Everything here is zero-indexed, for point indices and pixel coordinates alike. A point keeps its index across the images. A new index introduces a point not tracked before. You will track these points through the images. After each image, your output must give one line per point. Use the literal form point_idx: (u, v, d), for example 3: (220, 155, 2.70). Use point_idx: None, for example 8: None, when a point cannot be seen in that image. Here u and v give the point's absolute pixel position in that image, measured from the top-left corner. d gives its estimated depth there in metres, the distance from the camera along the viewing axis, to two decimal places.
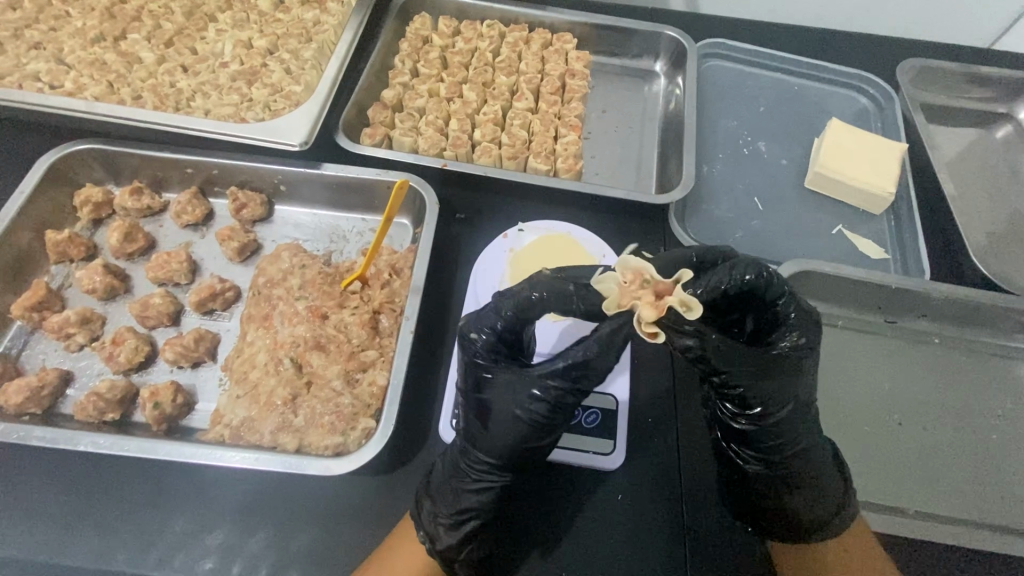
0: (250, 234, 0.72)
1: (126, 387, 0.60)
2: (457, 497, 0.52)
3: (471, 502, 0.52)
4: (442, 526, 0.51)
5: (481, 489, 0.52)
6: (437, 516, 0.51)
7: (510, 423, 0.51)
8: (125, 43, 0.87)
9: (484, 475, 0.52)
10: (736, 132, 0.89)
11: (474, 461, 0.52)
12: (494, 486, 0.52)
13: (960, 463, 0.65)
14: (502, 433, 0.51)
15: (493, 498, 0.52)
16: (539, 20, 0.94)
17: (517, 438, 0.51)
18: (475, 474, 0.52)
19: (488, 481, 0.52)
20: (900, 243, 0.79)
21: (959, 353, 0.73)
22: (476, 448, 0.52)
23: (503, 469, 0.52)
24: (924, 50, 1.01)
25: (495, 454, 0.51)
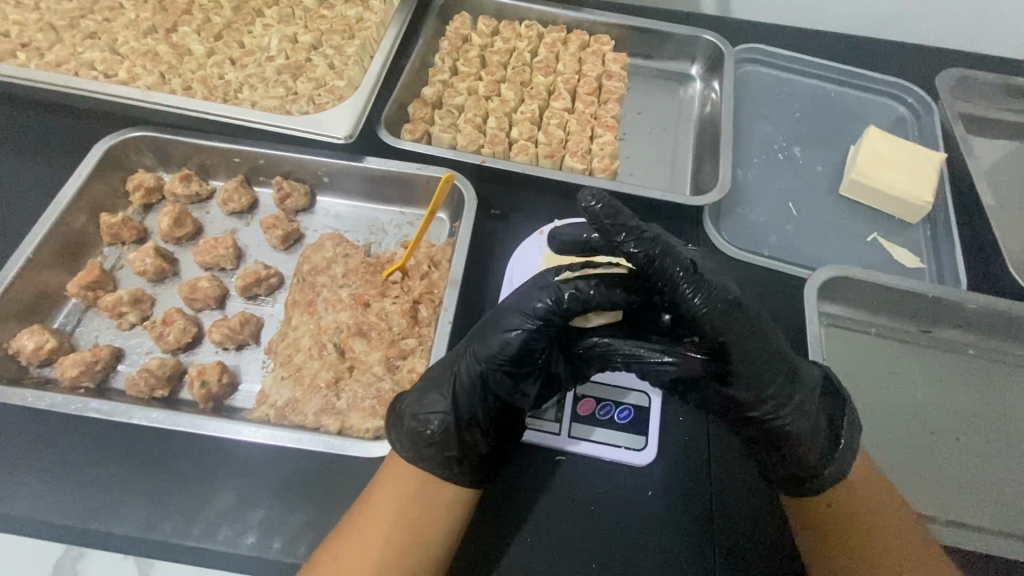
0: (293, 223, 0.74)
1: (175, 365, 0.62)
2: (434, 395, 0.53)
3: (444, 400, 0.53)
4: (413, 421, 0.53)
5: (461, 391, 0.53)
6: (407, 409, 0.53)
7: (505, 324, 0.52)
8: (176, 35, 0.90)
9: (468, 378, 0.53)
10: (772, 137, 0.89)
11: (461, 366, 0.53)
12: (477, 390, 0.53)
13: (990, 472, 0.65)
14: (493, 337, 0.52)
15: (471, 403, 0.53)
16: (577, 22, 0.95)
17: (509, 340, 0.52)
18: (458, 376, 0.53)
19: (470, 383, 0.53)
20: (936, 253, 0.79)
21: (994, 365, 0.72)
22: (467, 350, 0.54)
23: (491, 376, 0.53)
24: (963, 62, 1.00)
25: (484, 354, 0.52)
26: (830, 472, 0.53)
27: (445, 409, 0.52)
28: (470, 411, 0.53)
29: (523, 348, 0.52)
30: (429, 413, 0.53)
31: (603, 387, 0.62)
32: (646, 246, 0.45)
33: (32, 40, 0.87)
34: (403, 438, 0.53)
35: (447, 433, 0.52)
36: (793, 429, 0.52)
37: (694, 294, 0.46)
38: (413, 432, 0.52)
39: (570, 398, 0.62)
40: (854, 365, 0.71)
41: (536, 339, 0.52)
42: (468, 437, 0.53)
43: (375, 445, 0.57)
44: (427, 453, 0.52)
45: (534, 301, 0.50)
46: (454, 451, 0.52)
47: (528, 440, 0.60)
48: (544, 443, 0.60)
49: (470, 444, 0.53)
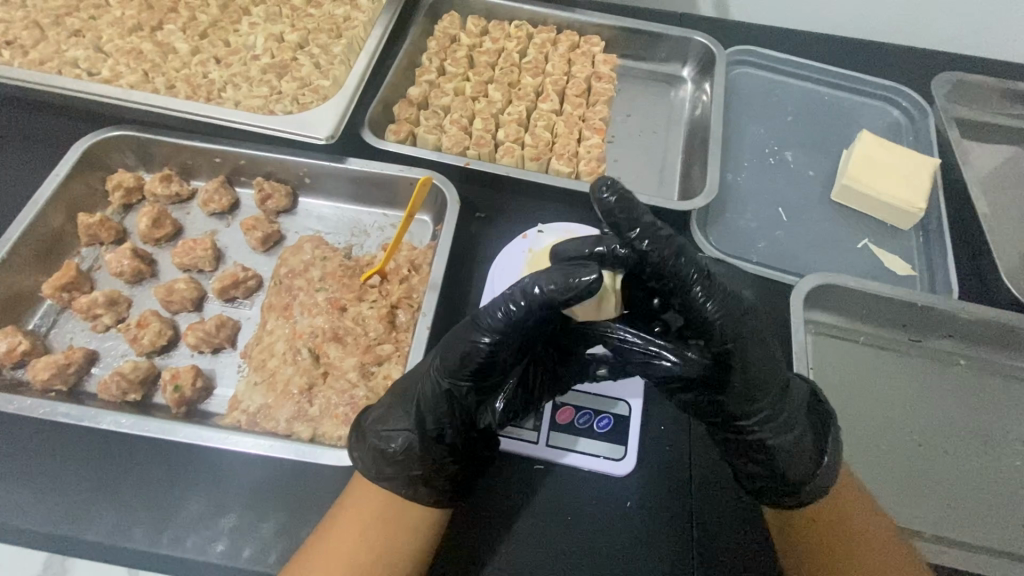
0: (273, 225, 0.73)
1: (148, 369, 0.62)
2: (400, 410, 0.53)
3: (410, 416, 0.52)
4: (374, 437, 0.52)
5: (427, 407, 0.51)
6: (370, 427, 0.53)
7: (467, 335, 0.47)
8: (161, 34, 0.89)
9: (432, 393, 0.50)
10: (763, 141, 0.88)
11: (426, 381, 0.51)
12: (441, 408, 0.50)
13: (979, 485, 0.64)
14: (460, 352, 0.48)
15: (435, 421, 0.51)
16: (567, 22, 0.94)
17: (473, 353, 0.47)
18: (423, 392, 0.51)
19: (433, 401, 0.50)
20: (928, 261, 0.77)
21: (984, 375, 0.71)
22: (432, 364, 0.51)
23: (453, 392, 0.50)
24: (960, 64, 0.99)
25: (447, 369, 0.49)
26: (810, 489, 0.52)
27: (408, 426, 0.52)
28: (434, 429, 0.51)
29: (488, 358, 0.47)
30: (393, 431, 0.52)
31: (583, 394, 0.61)
32: (660, 245, 0.45)
33: (16, 38, 0.86)
34: (365, 455, 0.53)
35: (408, 451, 0.51)
36: (784, 440, 0.51)
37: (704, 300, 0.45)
38: (376, 449, 0.52)
39: (549, 406, 0.61)
40: (841, 374, 0.69)
41: (503, 346, 0.47)
42: (432, 456, 0.51)
43: (347, 453, 0.55)
44: (389, 471, 0.52)
45: (495, 309, 0.46)
46: (416, 469, 0.52)
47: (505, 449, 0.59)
48: (521, 452, 0.59)
49: (434, 463, 0.52)
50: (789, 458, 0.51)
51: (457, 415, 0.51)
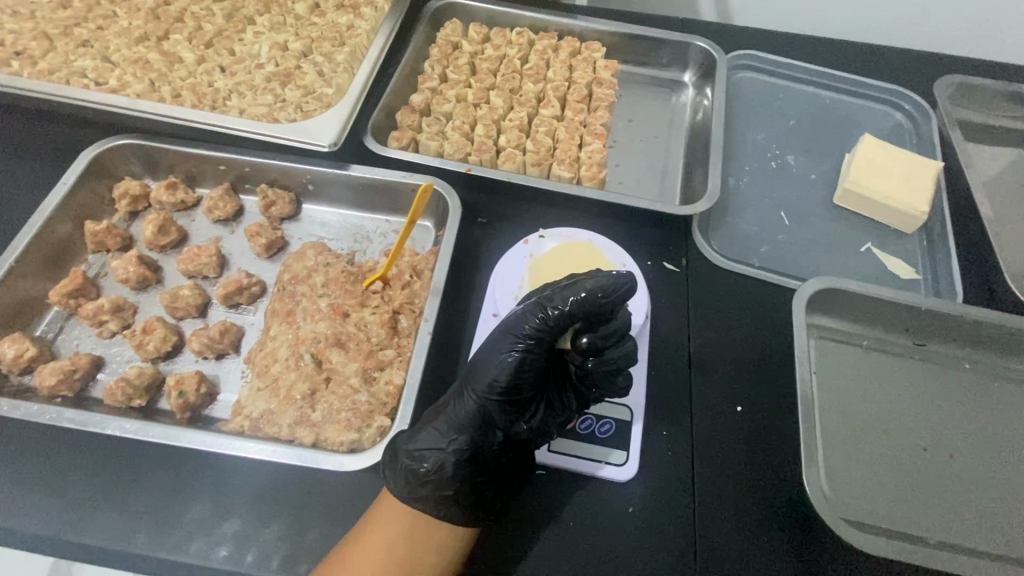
0: (277, 231, 0.74)
1: (153, 375, 0.62)
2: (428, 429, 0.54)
3: (439, 435, 0.53)
4: (405, 458, 0.53)
5: (460, 426, 0.53)
6: (404, 446, 0.53)
7: (499, 351, 0.54)
8: (167, 43, 0.90)
9: (465, 412, 0.53)
10: (764, 145, 0.88)
11: (462, 402, 0.54)
12: (475, 428, 0.53)
13: (991, 492, 0.63)
14: (492, 369, 0.53)
15: (472, 440, 0.53)
16: (569, 29, 0.94)
17: (506, 367, 0.53)
18: (457, 414, 0.54)
19: (468, 420, 0.53)
20: (932, 264, 0.77)
21: (991, 379, 0.70)
22: (466, 386, 0.54)
23: (488, 411, 0.53)
24: (964, 66, 0.98)
25: (483, 388, 0.53)
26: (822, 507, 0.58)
27: (440, 447, 0.52)
28: (467, 448, 0.53)
29: (519, 370, 0.53)
30: (425, 451, 0.52)
31: None
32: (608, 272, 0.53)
33: (25, 48, 0.88)
34: (398, 476, 0.53)
35: (441, 470, 0.51)
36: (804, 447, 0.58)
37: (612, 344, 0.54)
38: (408, 470, 0.52)
39: None
40: (844, 380, 0.69)
41: (532, 357, 0.53)
42: (464, 476, 0.52)
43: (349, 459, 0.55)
44: (422, 492, 0.52)
45: (524, 322, 0.53)
46: (449, 490, 0.52)
47: None
48: None
49: (467, 483, 0.52)
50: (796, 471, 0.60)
51: (488, 434, 0.53)
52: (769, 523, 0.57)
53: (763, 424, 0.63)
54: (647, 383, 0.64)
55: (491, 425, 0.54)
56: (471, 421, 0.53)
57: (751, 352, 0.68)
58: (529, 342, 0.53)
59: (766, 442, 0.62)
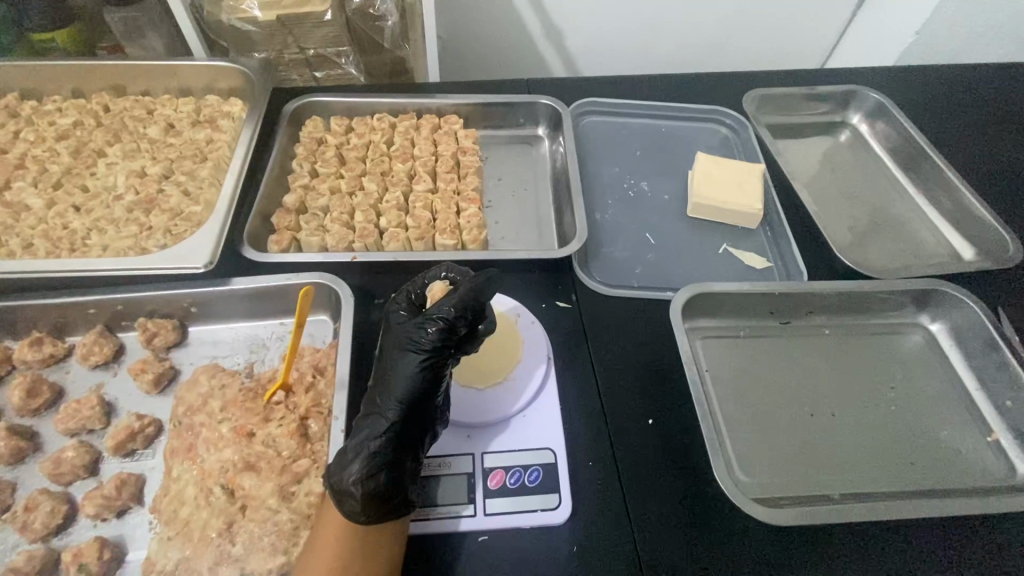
0: (165, 362, 0.71)
1: (45, 555, 0.57)
2: (359, 461, 0.52)
3: (372, 461, 0.52)
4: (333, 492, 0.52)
5: (390, 448, 0.54)
6: (342, 479, 0.52)
7: (407, 366, 0.56)
8: (10, 193, 0.86)
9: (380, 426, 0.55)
10: (620, 177, 0.98)
11: (384, 413, 0.55)
12: (403, 427, 0.55)
13: (872, 436, 0.73)
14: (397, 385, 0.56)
15: (403, 437, 0.55)
16: (426, 107, 1.01)
17: (409, 380, 0.56)
18: (381, 431, 0.54)
19: (396, 424, 0.54)
20: (779, 252, 0.89)
21: (847, 338, 0.82)
22: (376, 411, 0.56)
23: (412, 414, 0.55)
24: (766, 77, 1.15)
25: (402, 397, 0.55)
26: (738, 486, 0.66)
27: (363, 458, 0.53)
28: (402, 455, 0.54)
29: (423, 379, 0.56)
30: (367, 475, 0.52)
31: (508, 455, 0.64)
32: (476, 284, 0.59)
33: None
34: (351, 509, 0.52)
35: (387, 485, 0.52)
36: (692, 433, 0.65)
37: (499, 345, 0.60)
38: (357, 498, 0.51)
39: (479, 474, 0.63)
40: (734, 371, 0.77)
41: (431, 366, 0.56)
42: (407, 478, 0.54)
43: None
44: (384, 510, 0.52)
45: (416, 337, 0.57)
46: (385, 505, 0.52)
47: (445, 532, 0.59)
48: (461, 529, 0.60)
49: (407, 479, 0.54)
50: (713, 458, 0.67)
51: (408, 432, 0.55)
52: (699, 521, 0.62)
53: (674, 430, 0.68)
54: (564, 421, 0.68)
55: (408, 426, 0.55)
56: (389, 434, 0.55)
57: (649, 366, 0.74)
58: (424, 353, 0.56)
59: (680, 446, 0.67)
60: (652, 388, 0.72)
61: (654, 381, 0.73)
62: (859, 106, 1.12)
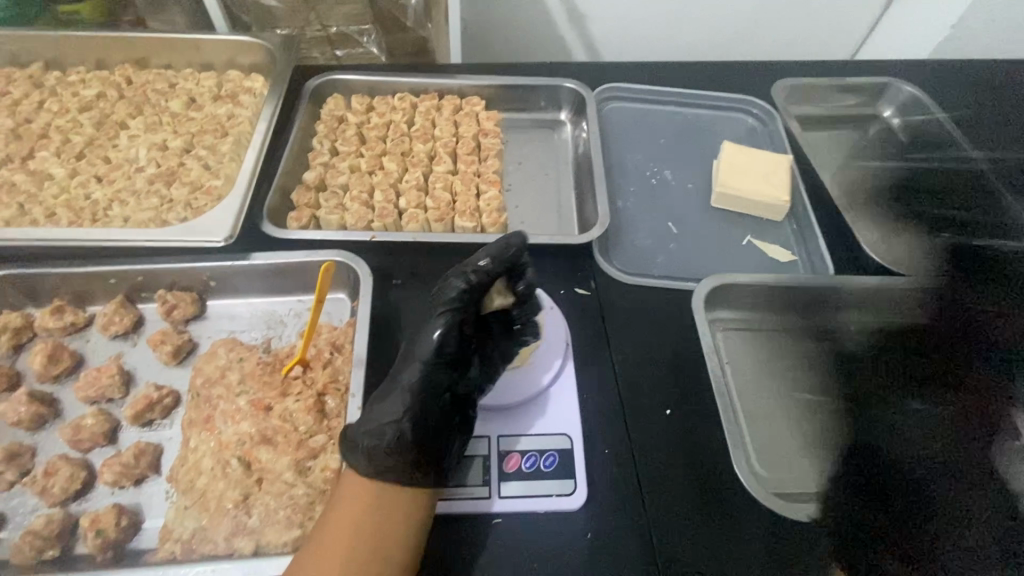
0: (183, 335, 0.71)
1: (64, 519, 0.57)
2: (386, 421, 0.54)
3: (399, 422, 0.53)
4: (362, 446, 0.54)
5: (418, 406, 0.54)
6: (358, 429, 0.54)
7: (437, 319, 0.56)
8: (33, 162, 0.86)
9: (410, 386, 0.54)
10: (643, 164, 0.96)
11: (409, 370, 0.55)
12: (427, 387, 0.54)
13: (903, 432, 0.70)
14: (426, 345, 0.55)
15: (426, 398, 0.54)
16: (448, 88, 1.00)
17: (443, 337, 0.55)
18: (409, 389, 0.54)
19: (420, 384, 0.54)
20: (804, 245, 0.87)
21: (873, 334, 0.80)
22: (406, 369, 0.56)
23: (438, 375, 0.55)
24: (796, 66, 1.12)
25: (429, 353, 0.55)
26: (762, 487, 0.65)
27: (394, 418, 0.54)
28: (429, 414, 0.54)
29: (453, 338, 0.56)
30: (383, 426, 0.53)
31: (524, 438, 0.63)
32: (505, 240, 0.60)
33: None
34: (359, 457, 0.53)
35: (402, 440, 0.53)
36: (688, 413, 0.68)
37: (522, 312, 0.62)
38: (376, 457, 0.53)
39: (495, 457, 0.62)
40: (754, 364, 0.75)
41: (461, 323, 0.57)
42: (424, 441, 0.54)
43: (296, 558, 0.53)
44: (391, 463, 0.53)
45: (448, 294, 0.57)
46: (411, 462, 0.53)
47: (460, 513, 0.59)
48: (476, 511, 0.59)
49: (426, 441, 0.54)
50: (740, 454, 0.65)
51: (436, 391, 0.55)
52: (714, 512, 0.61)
53: (692, 421, 0.67)
54: (581, 407, 0.67)
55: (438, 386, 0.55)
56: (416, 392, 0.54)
57: (667, 355, 0.73)
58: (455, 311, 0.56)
59: (700, 438, 0.66)
60: (688, 382, 0.71)
61: (691, 375, 0.71)
62: (891, 99, 1.09)
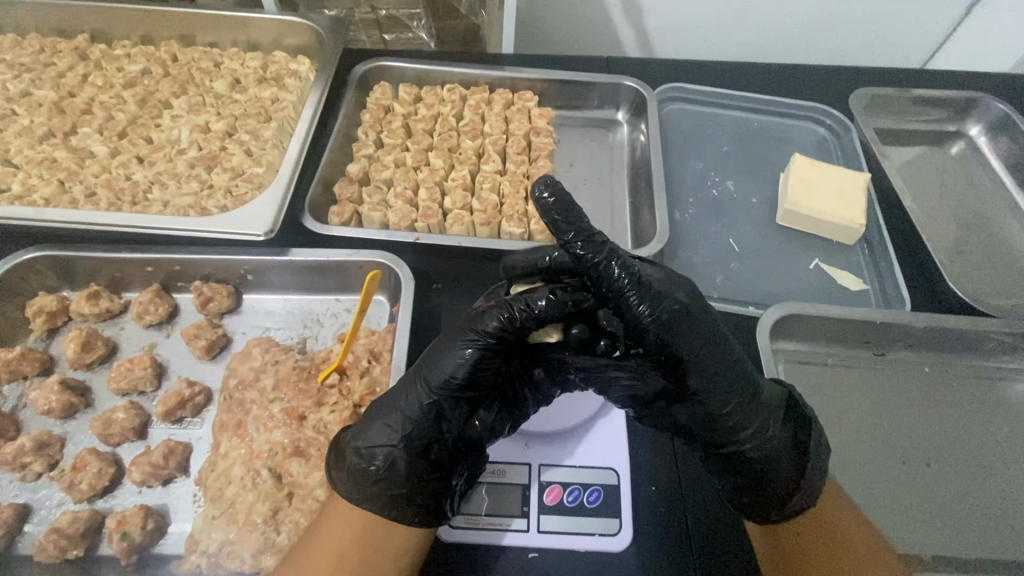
0: (217, 329, 0.69)
1: (89, 518, 0.55)
2: (382, 447, 0.50)
3: (392, 450, 0.49)
4: (355, 458, 0.50)
5: (418, 433, 0.50)
6: (350, 445, 0.51)
7: (458, 344, 0.49)
8: (76, 138, 0.85)
9: (417, 406, 0.50)
10: (704, 174, 0.90)
11: (412, 393, 0.51)
12: (429, 418, 0.50)
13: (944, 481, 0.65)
14: (445, 361, 0.49)
15: (424, 428, 0.50)
16: (499, 80, 0.94)
17: (461, 363, 0.49)
18: (414, 407, 0.50)
19: (420, 412, 0.50)
20: (878, 273, 0.80)
21: (950, 378, 0.73)
22: (418, 381, 0.51)
23: (442, 407, 0.50)
24: (875, 75, 1.03)
25: (437, 381, 0.50)
26: (796, 499, 0.53)
27: (392, 441, 0.50)
28: (425, 443, 0.50)
29: (474, 367, 0.49)
30: (373, 448, 0.50)
31: (567, 469, 0.59)
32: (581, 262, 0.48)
33: None
34: (344, 476, 0.50)
35: (392, 469, 0.49)
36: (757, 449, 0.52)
37: (638, 303, 0.46)
38: (362, 478, 0.49)
39: (536, 488, 0.58)
40: (817, 402, 0.70)
41: (487, 352, 0.49)
42: (417, 474, 0.50)
43: None
44: (372, 493, 0.49)
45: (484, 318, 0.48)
46: (400, 492, 0.49)
47: (495, 545, 0.55)
48: (514, 544, 0.55)
49: (417, 478, 0.49)
50: (769, 458, 0.52)
51: (440, 420, 0.50)
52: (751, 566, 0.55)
53: None
54: (630, 439, 0.62)
55: (443, 416, 0.50)
56: (418, 416, 0.50)
57: None
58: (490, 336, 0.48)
59: None
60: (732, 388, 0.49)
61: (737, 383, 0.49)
62: (981, 115, 0.99)
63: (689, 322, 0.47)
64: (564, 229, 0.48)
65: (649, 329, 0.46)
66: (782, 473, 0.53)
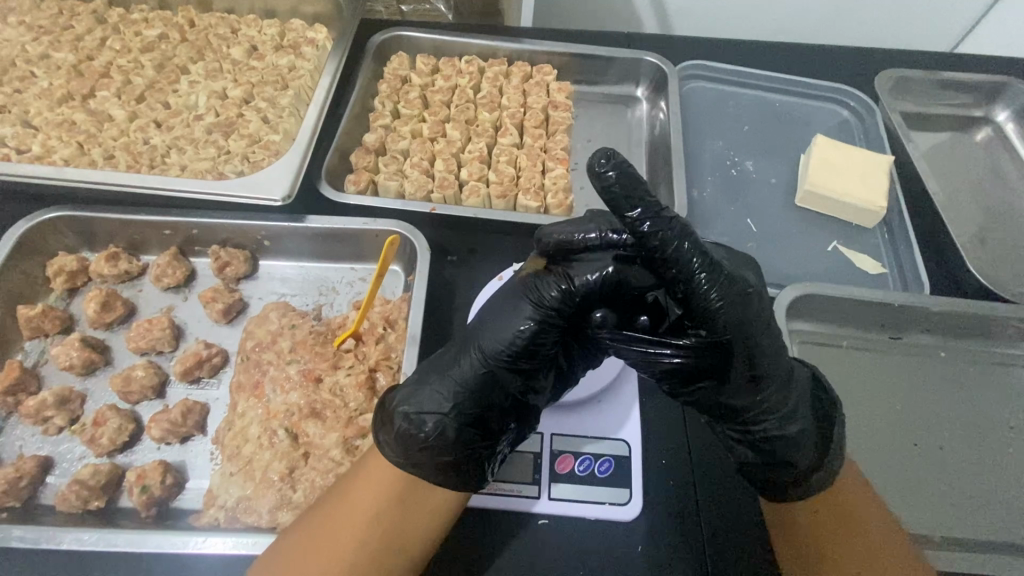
0: (234, 293, 0.69)
1: (110, 471, 0.57)
2: (432, 417, 0.48)
3: (443, 419, 0.48)
4: (399, 420, 0.49)
5: (472, 402, 0.49)
6: (396, 410, 0.50)
7: (514, 317, 0.49)
8: (94, 101, 0.85)
9: (473, 374, 0.49)
10: (723, 153, 0.89)
11: (463, 362, 0.50)
12: (485, 391, 0.49)
13: (955, 466, 0.65)
14: (502, 330, 0.49)
15: (477, 399, 0.49)
16: (518, 53, 0.93)
17: (520, 336, 0.48)
18: (468, 375, 0.49)
19: (473, 382, 0.49)
20: (896, 257, 0.79)
21: (966, 364, 0.72)
22: (473, 347, 0.50)
23: (497, 376, 0.50)
24: (901, 57, 1.01)
25: (491, 351, 0.49)
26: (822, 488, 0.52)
27: (442, 409, 0.49)
28: (477, 413, 0.49)
29: (533, 339, 0.48)
30: (422, 413, 0.49)
31: (578, 439, 0.59)
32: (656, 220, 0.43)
33: None
34: (392, 440, 0.49)
35: (442, 435, 0.48)
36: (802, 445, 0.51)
37: (709, 286, 0.43)
38: (404, 437, 0.48)
39: (547, 456, 0.58)
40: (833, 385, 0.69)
41: (546, 325, 0.48)
42: (467, 440, 0.49)
43: None
44: (419, 458, 0.49)
45: (543, 292, 0.48)
46: (449, 455, 0.49)
47: (505, 509, 0.56)
48: (524, 509, 0.56)
49: (466, 447, 0.49)
50: (790, 444, 0.50)
51: (497, 391, 0.50)
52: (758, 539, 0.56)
53: None
54: (642, 413, 0.62)
55: (498, 389, 0.50)
56: (473, 384, 0.49)
57: None
58: (547, 313, 0.48)
59: None
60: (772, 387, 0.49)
61: (773, 381, 0.49)
62: (1009, 101, 0.96)
63: (748, 306, 0.45)
64: (626, 207, 0.43)
65: (720, 311, 0.44)
66: (808, 461, 0.51)
